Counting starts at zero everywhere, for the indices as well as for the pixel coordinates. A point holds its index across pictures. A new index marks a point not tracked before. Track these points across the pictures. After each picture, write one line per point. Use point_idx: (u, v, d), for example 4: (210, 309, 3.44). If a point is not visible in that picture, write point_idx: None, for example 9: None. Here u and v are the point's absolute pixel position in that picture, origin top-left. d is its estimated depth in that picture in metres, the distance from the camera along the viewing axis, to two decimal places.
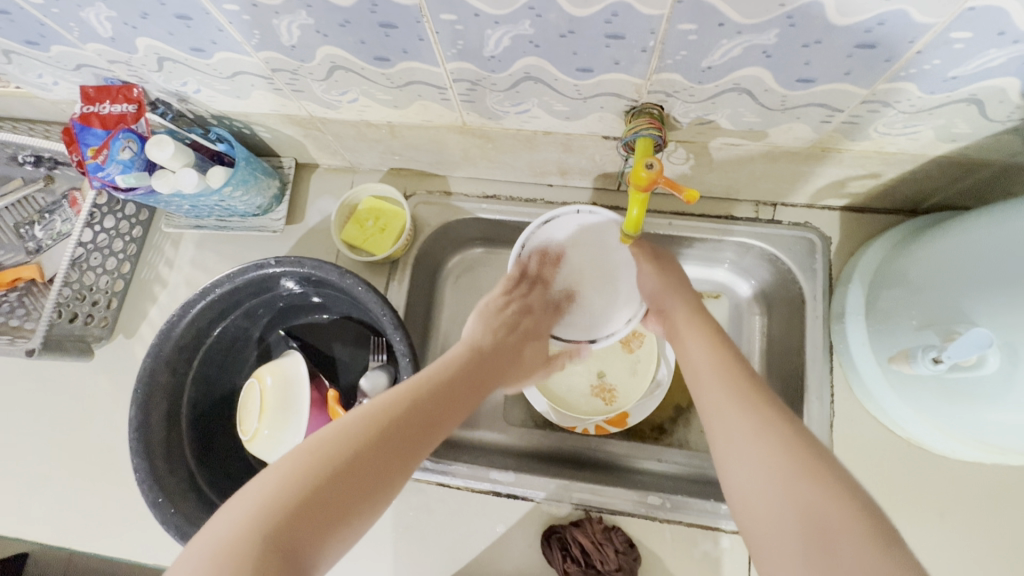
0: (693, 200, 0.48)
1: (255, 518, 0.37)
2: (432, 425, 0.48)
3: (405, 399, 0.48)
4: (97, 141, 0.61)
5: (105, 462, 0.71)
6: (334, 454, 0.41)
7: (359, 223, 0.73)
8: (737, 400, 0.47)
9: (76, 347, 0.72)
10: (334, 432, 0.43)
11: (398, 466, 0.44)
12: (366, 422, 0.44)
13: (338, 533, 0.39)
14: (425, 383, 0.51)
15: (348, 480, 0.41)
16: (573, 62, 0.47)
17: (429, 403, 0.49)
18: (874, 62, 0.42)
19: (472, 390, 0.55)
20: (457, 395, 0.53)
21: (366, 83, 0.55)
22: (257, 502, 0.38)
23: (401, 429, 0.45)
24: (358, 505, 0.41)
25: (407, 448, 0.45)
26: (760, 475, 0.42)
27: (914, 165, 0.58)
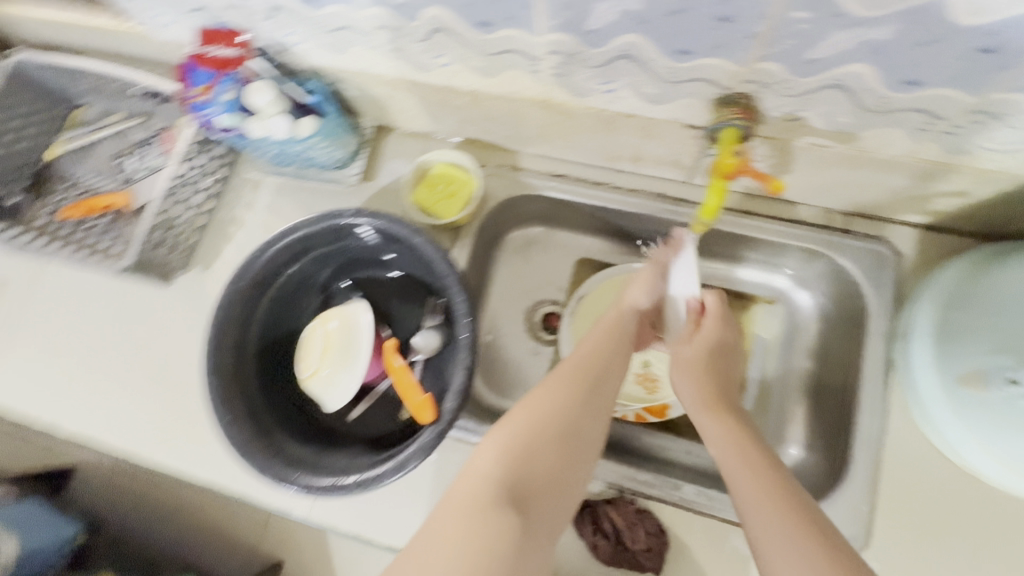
0: (779, 189, 0.51)
1: (487, 478, 0.47)
2: (603, 390, 0.57)
3: (575, 387, 0.56)
4: (205, 81, 0.65)
5: (172, 383, 0.76)
6: (548, 429, 0.51)
7: (429, 186, 0.76)
8: (737, 442, 0.52)
9: (158, 271, 0.77)
10: (539, 412, 0.52)
11: (596, 428, 0.55)
12: (563, 398, 0.54)
13: (553, 487, 0.49)
14: (585, 360, 0.59)
15: (558, 455, 0.51)
16: (675, 42, 0.47)
17: (596, 373, 0.58)
18: (992, 69, 0.41)
19: (625, 354, 0.62)
20: (613, 365, 0.60)
21: (463, 47, 0.57)
22: (487, 458, 0.49)
23: (591, 407, 0.55)
24: (568, 461, 0.51)
25: (592, 416, 0.55)
26: (768, 524, 0.44)
27: (1009, 186, 0.56)
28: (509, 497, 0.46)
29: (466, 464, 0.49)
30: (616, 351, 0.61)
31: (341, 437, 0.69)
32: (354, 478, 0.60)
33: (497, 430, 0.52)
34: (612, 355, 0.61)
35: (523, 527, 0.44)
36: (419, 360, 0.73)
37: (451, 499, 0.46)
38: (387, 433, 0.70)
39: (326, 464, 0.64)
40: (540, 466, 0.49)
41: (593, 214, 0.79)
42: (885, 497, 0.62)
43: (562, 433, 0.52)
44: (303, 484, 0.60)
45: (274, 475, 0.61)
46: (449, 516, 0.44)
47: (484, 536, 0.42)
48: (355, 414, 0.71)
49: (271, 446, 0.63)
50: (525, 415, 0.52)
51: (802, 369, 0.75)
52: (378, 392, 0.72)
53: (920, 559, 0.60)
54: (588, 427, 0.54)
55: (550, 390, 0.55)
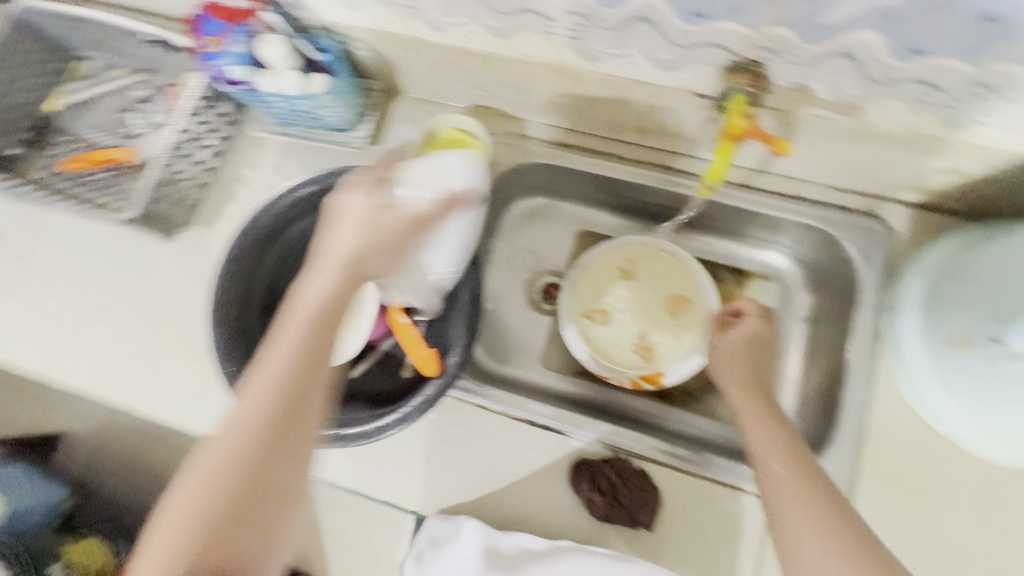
0: (786, 152, 0.50)
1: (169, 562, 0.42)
2: (299, 412, 0.48)
3: (256, 406, 0.47)
4: (216, 30, 0.65)
5: (174, 338, 0.76)
6: (231, 473, 0.45)
7: (438, 150, 0.76)
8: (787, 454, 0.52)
9: (162, 227, 0.76)
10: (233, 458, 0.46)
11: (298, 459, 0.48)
12: (249, 431, 0.46)
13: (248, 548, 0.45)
14: (277, 366, 0.49)
15: (236, 507, 0.44)
16: (690, 4, 0.48)
17: (295, 386, 0.48)
18: (994, 38, 0.43)
19: (329, 343, 0.52)
20: (316, 364, 0.50)
21: (480, 5, 0.57)
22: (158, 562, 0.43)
23: (282, 446, 0.47)
24: (260, 528, 0.45)
25: (284, 454, 0.47)
26: (801, 520, 0.47)
27: (1001, 164, 0.58)
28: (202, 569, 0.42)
29: (168, 502, 0.45)
30: (314, 342, 0.51)
31: (340, 391, 0.71)
32: (357, 429, 0.62)
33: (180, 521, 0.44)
34: (308, 355, 0.50)
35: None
36: (422, 321, 0.74)
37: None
38: (388, 390, 0.71)
39: (327, 416, 0.66)
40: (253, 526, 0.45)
41: (597, 185, 0.80)
42: (869, 462, 0.65)
43: (241, 474, 0.45)
44: (307, 433, 0.62)
45: None
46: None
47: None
48: (356, 371, 0.72)
49: None
50: (216, 445, 0.46)
51: (794, 342, 0.78)
52: (380, 350, 0.74)
53: (901, 521, 0.62)
54: (285, 449, 0.47)
55: (222, 437, 0.47)
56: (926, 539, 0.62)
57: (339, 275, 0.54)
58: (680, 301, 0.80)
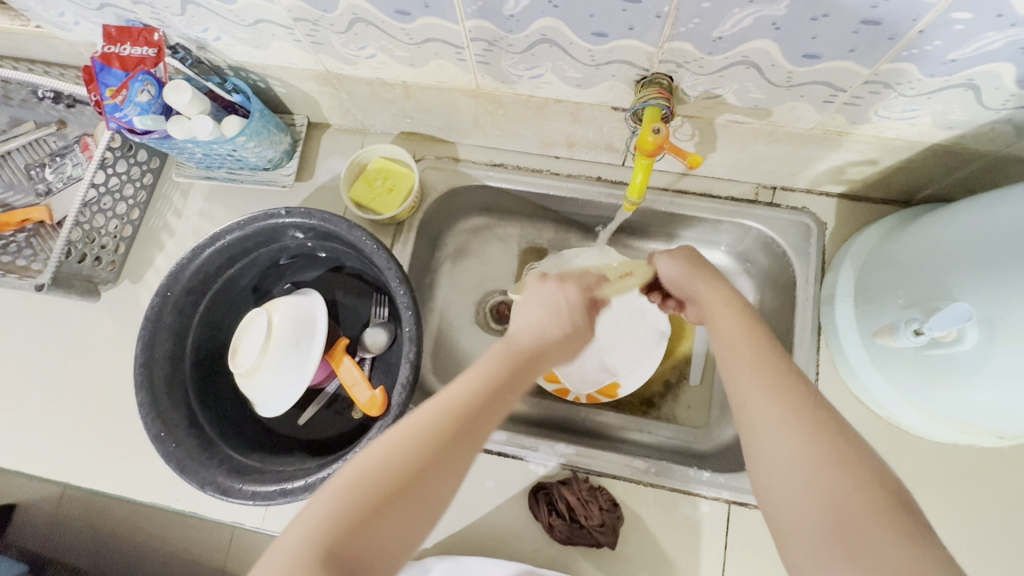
0: (696, 165, 0.50)
1: (304, 543, 0.35)
2: (479, 430, 0.42)
3: (431, 416, 0.41)
4: (116, 82, 0.62)
5: (107, 402, 0.73)
6: (384, 470, 0.38)
7: (368, 182, 0.74)
8: (774, 392, 0.43)
9: (83, 287, 0.72)
10: (368, 464, 0.39)
11: (473, 460, 0.41)
12: (405, 450, 0.39)
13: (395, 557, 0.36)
14: (442, 398, 0.43)
15: (360, 521, 0.36)
16: (589, 24, 0.48)
17: (483, 412, 0.43)
18: (878, 39, 0.44)
19: (524, 383, 0.48)
20: (501, 403, 0.44)
21: (385, 37, 0.56)
22: (308, 524, 0.36)
23: (459, 446, 0.41)
24: (415, 523, 0.38)
25: (463, 450, 0.41)
26: (766, 416, 0.42)
27: (910, 153, 0.60)
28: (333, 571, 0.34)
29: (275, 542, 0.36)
30: (512, 382, 0.47)
31: (290, 441, 0.69)
32: (303, 482, 0.57)
33: (335, 489, 0.38)
34: (501, 390, 0.45)
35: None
36: (367, 358, 0.72)
37: (272, 560, 0.35)
38: (340, 434, 0.69)
39: (275, 470, 0.62)
40: (392, 527, 0.37)
41: (535, 202, 0.80)
42: None
43: (346, 505, 0.36)
44: (249, 492, 0.58)
45: (218, 486, 0.58)
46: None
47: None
48: (305, 417, 0.71)
49: (215, 456, 0.62)
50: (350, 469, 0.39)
51: None
52: (329, 393, 0.72)
53: None
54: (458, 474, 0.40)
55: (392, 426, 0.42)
56: None
57: (505, 348, 0.50)
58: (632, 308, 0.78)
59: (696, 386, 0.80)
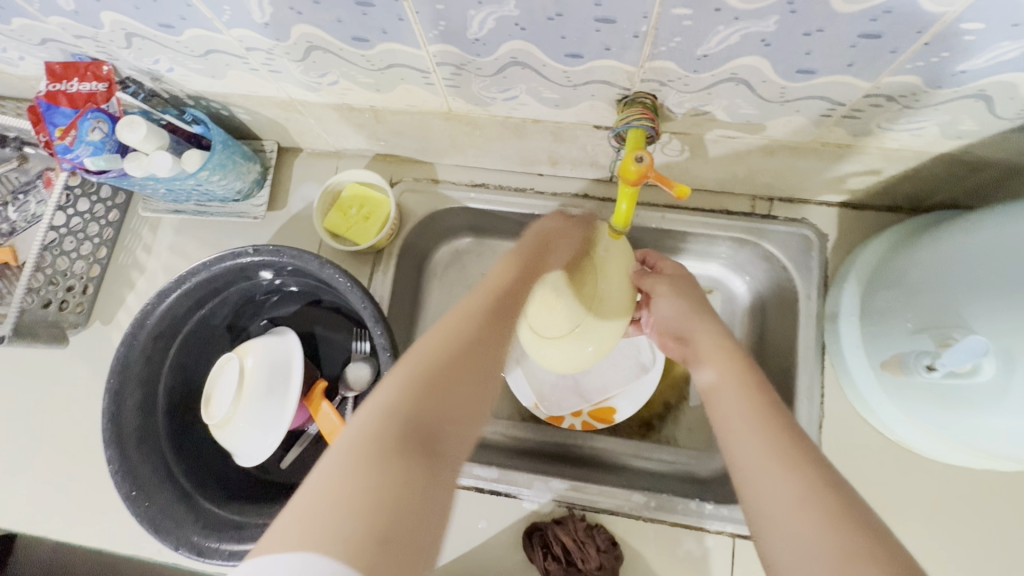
0: (683, 196, 0.48)
1: (379, 413, 0.34)
2: (509, 314, 0.44)
3: (459, 304, 0.44)
4: (65, 120, 0.58)
5: (82, 451, 0.70)
6: (435, 344, 0.39)
7: (343, 210, 0.70)
8: (746, 414, 0.40)
9: (48, 333, 0.70)
10: (429, 340, 0.39)
11: (505, 343, 0.42)
12: (450, 326, 0.40)
13: (462, 437, 0.36)
14: (477, 288, 0.46)
15: (432, 380, 0.36)
16: (562, 46, 0.44)
17: (508, 299, 0.46)
18: (879, 53, 0.40)
19: (532, 277, 0.50)
20: (515, 295, 0.47)
21: (346, 64, 0.52)
22: (376, 405, 0.35)
23: (495, 324, 0.42)
24: (480, 399, 0.38)
25: (496, 330, 0.42)
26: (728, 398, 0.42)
27: (916, 162, 0.56)
28: (419, 435, 0.34)
29: (352, 419, 0.34)
30: (524, 277, 0.49)
31: (274, 486, 0.66)
32: None
33: (398, 365, 0.38)
34: (522, 275, 0.49)
35: (433, 476, 0.33)
36: (349, 397, 0.69)
37: (348, 439, 0.33)
38: None
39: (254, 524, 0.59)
40: (458, 401, 0.37)
41: (521, 222, 0.76)
42: None
43: (418, 368, 0.37)
44: (227, 552, 0.55)
45: (194, 546, 0.56)
46: (335, 465, 0.31)
47: (377, 508, 0.30)
48: (289, 459, 0.68)
49: (192, 510, 0.59)
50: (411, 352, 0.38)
51: None
52: (312, 433, 0.69)
53: None
54: (497, 360, 0.41)
55: (443, 317, 0.42)
56: None
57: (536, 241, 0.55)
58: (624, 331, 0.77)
59: (696, 407, 0.76)
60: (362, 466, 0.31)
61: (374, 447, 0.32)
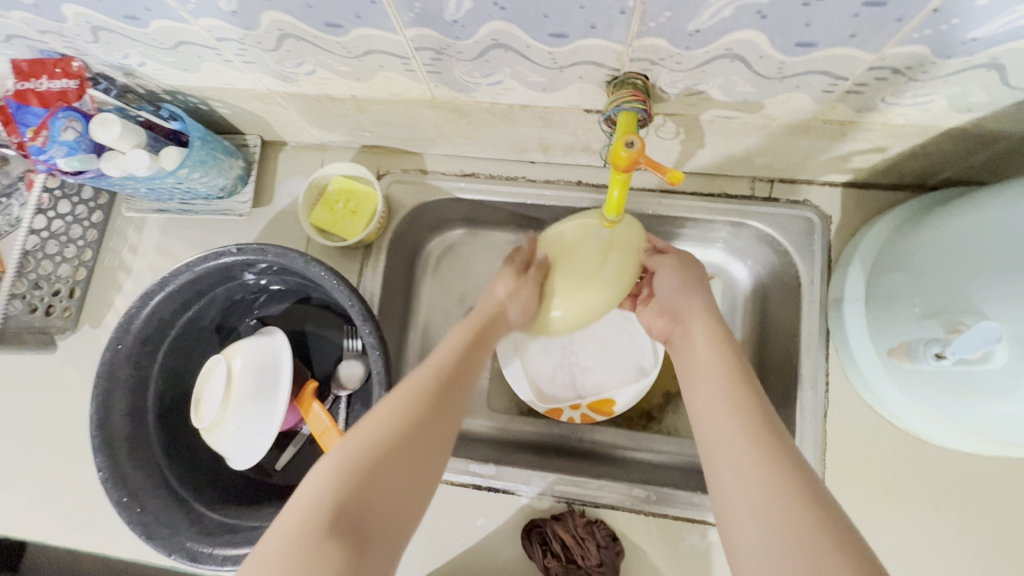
0: (677, 181, 0.45)
1: (311, 505, 0.38)
2: (450, 400, 0.50)
3: (405, 387, 0.49)
4: (36, 120, 0.56)
5: (76, 456, 0.69)
6: (377, 434, 0.44)
7: (329, 205, 0.68)
8: (726, 414, 0.45)
9: (37, 339, 0.70)
10: (362, 433, 0.44)
11: (443, 428, 0.48)
12: (392, 409, 0.46)
13: (393, 518, 0.41)
14: (423, 368, 0.51)
15: (368, 467, 0.41)
16: (545, 26, 0.42)
17: (447, 382, 0.51)
18: (884, 22, 0.37)
19: (482, 356, 0.56)
20: (462, 370, 0.53)
21: (321, 52, 0.50)
22: (309, 496, 0.39)
23: (429, 406, 0.48)
24: (412, 481, 0.43)
25: (432, 415, 0.47)
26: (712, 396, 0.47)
27: (924, 138, 0.53)
28: (346, 519, 0.38)
29: (300, 492, 0.40)
30: (471, 350, 0.56)
31: (268, 488, 0.65)
32: None
33: (328, 456, 0.42)
34: (467, 356, 0.55)
35: (362, 559, 0.37)
36: (343, 396, 0.68)
37: (279, 531, 0.37)
38: None
39: (249, 528, 0.58)
40: (386, 489, 0.41)
41: (514, 211, 0.74)
42: (836, 471, 0.60)
43: (357, 453, 0.42)
44: (221, 557, 0.54)
45: (187, 552, 0.55)
46: (269, 556, 0.36)
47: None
48: (283, 460, 0.67)
49: (187, 515, 0.58)
50: (357, 430, 0.44)
51: (743, 348, 0.72)
52: (306, 433, 0.68)
53: (874, 530, 0.58)
54: (440, 444, 0.47)
55: (379, 403, 0.47)
56: (903, 544, 0.58)
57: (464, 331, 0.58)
58: (620, 319, 0.75)
59: None
60: (299, 542, 0.36)
61: (300, 536, 0.36)
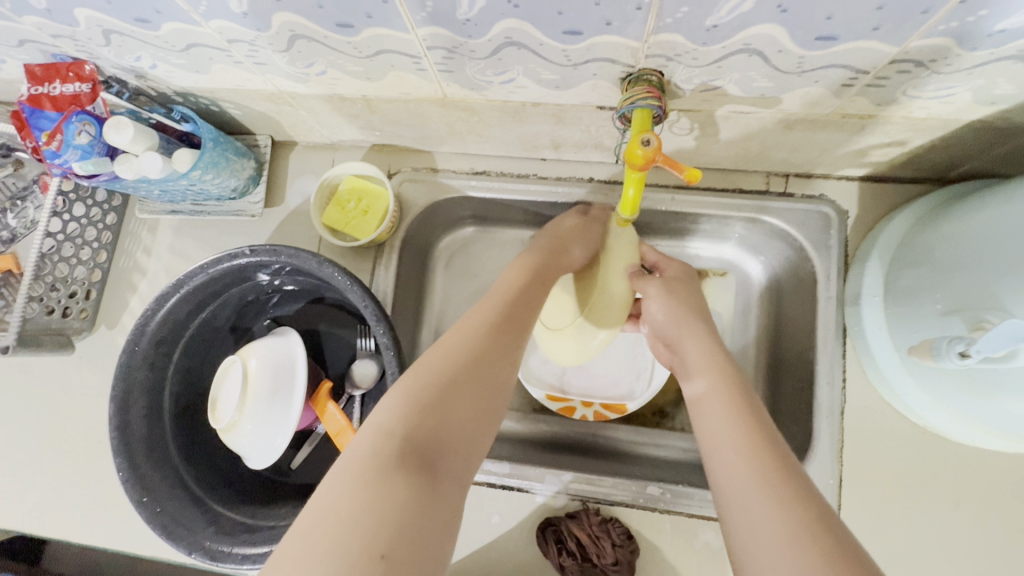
0: (695, 179, 0.45)
1: (380, 434, 0.38)
2: (520, 335, 0.50)
3: (470, 323, 0.48)
4: (51, 124, 0.57)
5: (96, 455, 0.70)
6: (449, 363, 0.43)
7: (340, 205, 0.68)
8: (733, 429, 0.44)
9: (55, 341, 0.69)
10: (426, 372, 0.43)
11: (510, 364, 0.47)
12: (459, 344, 0.45)
13: (467, 442, 0.40)
14: (487, 305, 0.51)
15: (438, 396, 0.41)
16: (559, 23, 0.41)
17: (513, 323, 0.50)
18: (908, 14, 0.36)
19: (537, 295, 0.55)
20: (522, 305, 0.52)
21: (332, 53, 0.50)
22: (382, 422, 0.39)
23: (501, 346, 0.47)
24: (479, 411, 0.42)
25: (498, 347, 0.47)
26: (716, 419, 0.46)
27: (945, 132, 0.52)
28: (418, 447, 0.37)
29: (373, 416, 0.40)
30: (527, 288, 0.55)
31: (286, 486, 0.66)
32: None
33: (404, 381, 0.42)
34: (523, 297, 0.53)
35: (438, 484, 0.36)
36: (356, 395, 0.68)
37: (348, 458, 0.36)
38: None
39: (266, 527, 0.59)
40: (458, 422, 0.40)
41: (525, 209, 0.73)
42: (853, 469, 0.60)
43: (432, 378, 0.42)
44: (239, 556, 0.55)
45: (206, 551, 0.55)
46: (341, 474, 0.35)
47: (386, 511, 0.33)
48: (299, 459, 0.68)
49: (205, 514, 0.59)
50: (425, 361, 0.44)
51: (758, 345, 0.71)
52: (321, 433, 0.69)
53: (892, 528, 0.58)
54: (505, 372, 0.46)
55: (452, 329, 0.48)
56: (921, 542, 0.57)
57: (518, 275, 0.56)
58: (634, 337, 0.74)
59: None
60: (360, 464, 0.35)
61: (367, 457, 0.36)
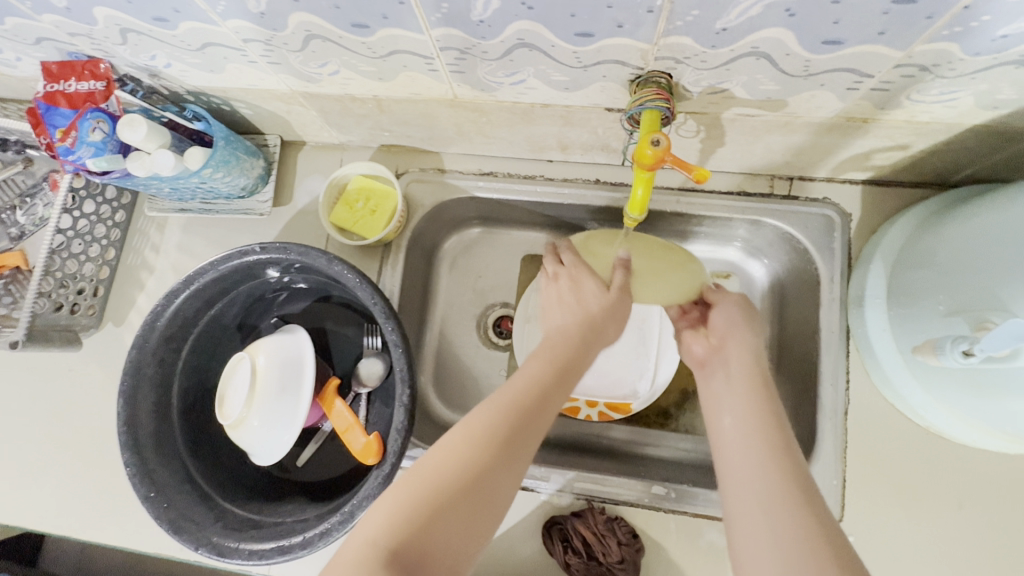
0: (704, 179, 0.46)
1: (367, 546, 0.37)
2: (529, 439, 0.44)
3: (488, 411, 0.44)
4: (65, 121, 0.57)
5: (101, 451, 0.70)
6: (444, 478, 0.40)
7: (349, 204, 0.69)
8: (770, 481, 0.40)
9: (62, 337, 0.70)
10: (411, 490, 0.39)
11: (510, 480, 0.42)
12: (468, 449, 0.41)
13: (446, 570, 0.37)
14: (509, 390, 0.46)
15: (428, 515, 0.38)
16: (572, 25, 0.42)
17: (527, 415, 0.44)
18: (914, 19, 0.37)
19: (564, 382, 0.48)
20: (546, 393, 0.47)
21: (346, 53, 0.50)
22: (357, 543, 0.37)
23: (509, 453, 0.42)
24: (470, 528, 0.39)
25: (508, 452, 0.42)
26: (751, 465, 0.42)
27: (948, 136, 0.53)
28: (396, 564, 0.36)
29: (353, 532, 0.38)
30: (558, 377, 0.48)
31: (292, 484, 0.66)
32: (300, 537, 0.54)
33: (393, 492, 0.40)
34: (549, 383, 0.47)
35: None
36: (363, 394, 0.69)
37: (333, 565, 0.36)
38: (342, 474, 0.66)
39: (273, 524, 0.59)
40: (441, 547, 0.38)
41: (531, 210, 0.74)
42: (857, 469, 0.60)
43: (423, 493, 0.39)
44: (247, 552, 0.55)
45: (213, 546, 0.55)
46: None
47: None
48: (305, 457, 0.68)
49: (212, 510, 0.59)
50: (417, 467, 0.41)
51: None
52: (327, 431, 0.69)
53: (895, 529, 0.58)
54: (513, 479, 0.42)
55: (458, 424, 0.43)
56: (925, 543, 0.58)
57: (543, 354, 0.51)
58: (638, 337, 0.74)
59: None
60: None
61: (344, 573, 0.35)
